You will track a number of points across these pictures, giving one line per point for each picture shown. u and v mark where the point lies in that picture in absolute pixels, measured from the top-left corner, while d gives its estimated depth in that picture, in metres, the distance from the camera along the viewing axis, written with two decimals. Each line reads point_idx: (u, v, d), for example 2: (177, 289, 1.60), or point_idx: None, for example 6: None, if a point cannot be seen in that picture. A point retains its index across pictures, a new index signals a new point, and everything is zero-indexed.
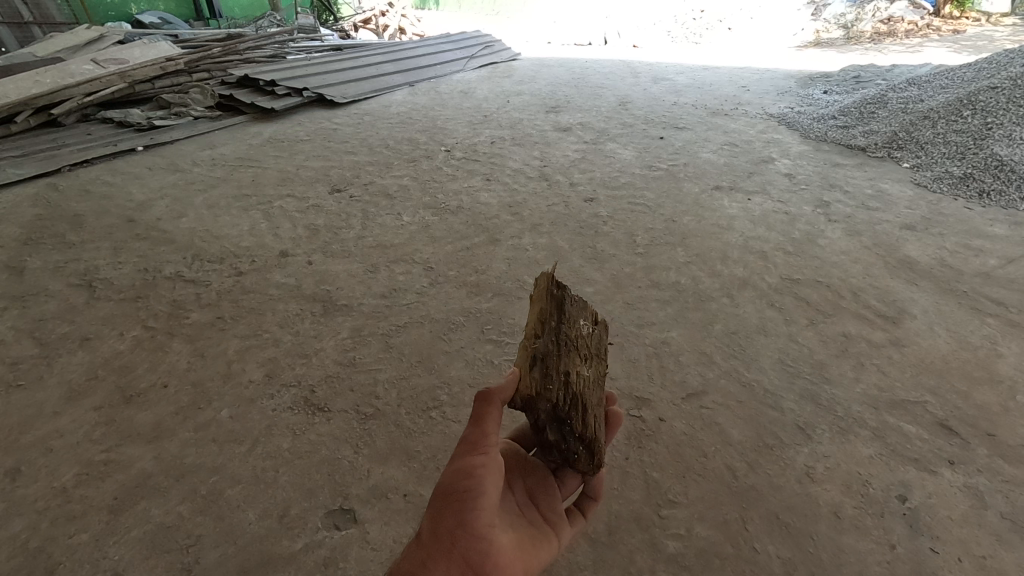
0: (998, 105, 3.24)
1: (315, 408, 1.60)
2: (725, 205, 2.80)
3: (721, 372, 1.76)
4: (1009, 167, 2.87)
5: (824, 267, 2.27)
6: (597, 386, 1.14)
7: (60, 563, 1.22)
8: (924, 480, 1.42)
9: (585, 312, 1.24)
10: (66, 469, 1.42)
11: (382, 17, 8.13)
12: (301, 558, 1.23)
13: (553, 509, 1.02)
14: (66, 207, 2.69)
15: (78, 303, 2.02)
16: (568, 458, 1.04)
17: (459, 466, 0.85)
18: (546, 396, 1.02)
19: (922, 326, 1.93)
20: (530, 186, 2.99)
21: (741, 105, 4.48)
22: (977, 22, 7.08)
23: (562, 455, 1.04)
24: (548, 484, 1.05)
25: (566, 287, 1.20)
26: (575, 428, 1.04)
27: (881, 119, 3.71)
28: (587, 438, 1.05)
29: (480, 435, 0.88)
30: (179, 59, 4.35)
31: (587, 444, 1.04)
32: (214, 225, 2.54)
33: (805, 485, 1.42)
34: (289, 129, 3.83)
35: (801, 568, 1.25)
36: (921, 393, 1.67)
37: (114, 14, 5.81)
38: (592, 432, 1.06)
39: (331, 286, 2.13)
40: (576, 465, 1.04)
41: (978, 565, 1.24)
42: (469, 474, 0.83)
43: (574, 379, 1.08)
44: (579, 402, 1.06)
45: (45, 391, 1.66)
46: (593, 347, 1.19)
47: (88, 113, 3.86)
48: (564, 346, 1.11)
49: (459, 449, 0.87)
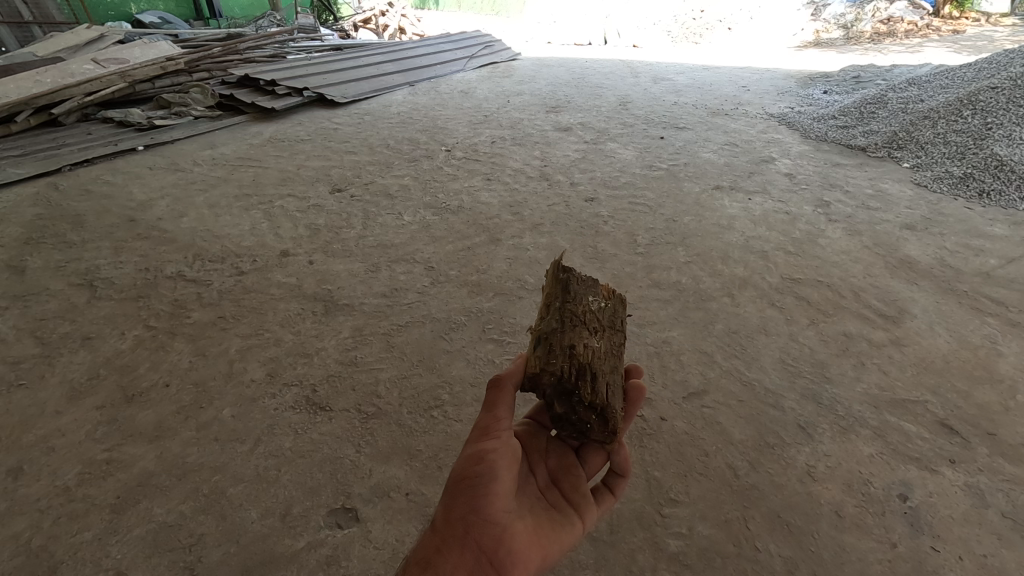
0: (998, 105, 3.25)
1: (317, 407, 1.60)
2: (725, 205, 2.80)
3: (722, 372, 1.77)
4: (1009, 167, 2.88)
5: (824, 267, 2.27)
6: (610, 355, 1.11)
7: (62, 562, 1.22)
8: (925, 479, 1.42)
9: (596, 289, 1.23)
10: (67, 469, 1.42)
11: (382, 17, 8.13)
12: (303, 558, 1.23)
13: (577, 489, 1.01)
14: (66, 207, 2.69)
15: (78, 303, 2.02)
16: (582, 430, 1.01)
17: (471, 452, 0.86)
18: (548, 370, 1.01)
19: (922, 325, 1.94)
20: (530, 186, 2.99)
21: (741, 105, 4.48)
22: (976, 23, 7.10)
23: (575, 427, 1.02)
24: (571, 464, 1.05)
25: (572, 267, 1.23)
26: (583, 397, 1.00)
27: (881, 119, 3.72)
28: (598, 407, 1.01)
29: (491, 421, 0.89)
30: (179, 59, 4.35)
31: (598, 412, 1.01)
32: (214, 224, 2.54)
33: (806, 484, 1.42)
34: (289, 128, 3.84)
35: (803, 567, 1.25)
36: (921, 393, 1.67)
37: (114, 14, 5.83)
38: (604, 400, 1.01)
39: (332, 286, 2.13)
40: (591, 436, 1.02)
41: (979, 564, 1.24)
42: (480, 459, 0.85)
43: (580, 349, 1.05)
44: (586, 370, 1.03)
45: (46, 391, 1.66)
46: (604, 321, 1.17)
47: (88, 113, 3.86)
48: (569, 322, 1.11)
49: (474, 434, 0.89)
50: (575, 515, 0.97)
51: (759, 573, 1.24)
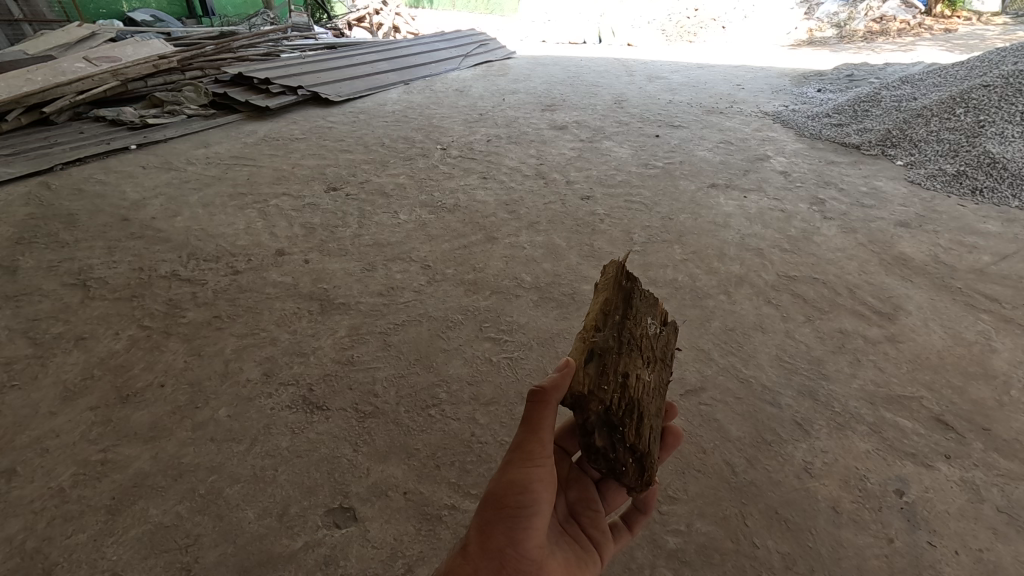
0: (990, 102, 3.27)
1: (313, 407, 1.60)
2: (721, 203, 2.80)
3: (719, 369, 1.77)
4: (1001, 165, 2.90)
5: (820, 264, 2.28)
6: (657, 395, 1.07)
7: (57, 564, 1.20)
8: (921, 475, 1.43)
9: (653, 311, 1.20)
10: (61, 470, 1.41)
11: (376, 15, 8.09)
12: (301, 557, 1.23)
13: (597, 525, 1.00)
14: (57, 207, 2.66)
15: (71, 303, 2.00)
16: (615, 470, 0.96)
17: (512, 481, 0.81)
18: (597, 395, 0.97)
19: (917, 322, 1.95)
20: (526, 184, 2.98)
21: (736, 103, 4.50)
22: (968, 21, 7.23)
23: (609, 464, 0.96)
24: (591, 498, 1.03)
25: (636, 279, 1.21)
26: (627, 438, 0.96)
27: (874, 117, 3.74)
28: (640, 452, 0.97)
29: (536, 445, 0.84)
30: (171, 57, 4.32)
31: (638, 456, 0.96)
32: (208, 224, 2.52)
33: (804, 480, 1.43)
34: (283, 127, 3.81)
35: (801, 563, 1.25)
36: (916, 389, 1.68)
37: (105, 13, 5.76)
38: (646, 446, 0.98)
39: (327, 285, 2.12)
40: (623, 480, 0.96)
41: (975, 558, 1.25)
42: (522, 490, 0.81)
43: (633, 380, 1.02)
44: (633, 408, 0.99)
45: (39, 392, 1.64)
46: (656, 350, 1.13)
47: (80, 112, 3.83)
48: (623, 344, 1.08)
49: (514, 456, 0.83)
50: (594, 553, 0.96)
51: (758, 570, 1.24)
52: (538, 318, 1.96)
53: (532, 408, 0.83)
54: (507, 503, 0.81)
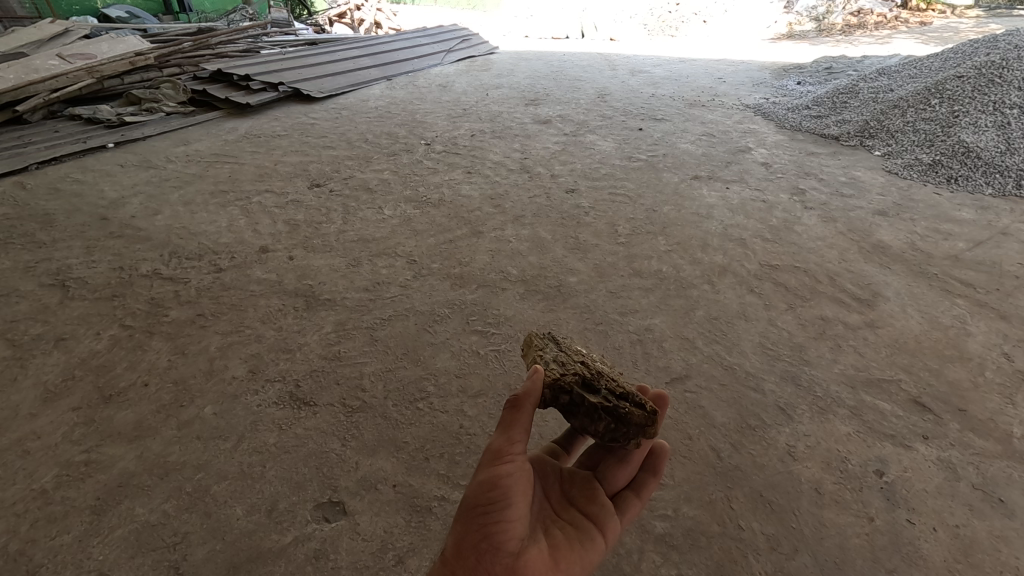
0: (965, 92, 3.34)
1: (300, 403, 1.59)
2: (703, 194, 2.83)
3: (703, 357, 1.80)
4: (975, 154, 2.97)
5: (801, 253, 2.32)
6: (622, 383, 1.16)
7: (42, 565, 1.19)
8: (900, 455, 1.47)
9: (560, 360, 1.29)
10: (43, 471, 1.39)
11: (357, 11, 8.03)
12: (290, 552, 1.22)
13: (594, 501, 0.86)
14: (32, 207, 2.60)
15: (51, 304, 1.97)
16: (618, 414, 0.97)
17: (482, 479, 0.75)
18: (565, 375, 1.04)
19: (895, 308, 1.99)
20: (511, 178, 2.99)
21: (718, 96, 4.54)
22: (943, 14, 7.35)
23: (609, 412, 0.97)
24: (587, 477, 0.91)
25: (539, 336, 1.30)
26: (612, 390, 1.03)
27: (853, 109, 3.79)
28: (629, 397, 1.02)
29: (507, 445, 0.78)
30: (148, 55, 4.26)
31: (630, 399, 1.01)
32: (190, 222, 2.49)
33: (786, 463, 1.46)
34: (264, 124, 3.76)
35: (785, 543, 1.28)
36: (895, 372, 1.73)
37: (78, 9, 5.60)
38: (630, 392, 1.04)
39: (312, 281, 2.11)
40: (631, 420, 0.96)
41: (951, 534, 1.29)
42: (494, 486, 0.74)
43: (595, 365, 1.12)
44: (605, 375, 1.09)
45: (18, 394, 1.61)
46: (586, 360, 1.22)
47: (54, 110, 3.75)
48: (568, 353, 1.15)
49: (485, 457, 0.78)
50: (594, 533, 0.82)
51: (744, 552, 1.26)
52: (523, 311, 1.98)
53: (503, 417, 0.80)
54: (481, 499, 0.73)
